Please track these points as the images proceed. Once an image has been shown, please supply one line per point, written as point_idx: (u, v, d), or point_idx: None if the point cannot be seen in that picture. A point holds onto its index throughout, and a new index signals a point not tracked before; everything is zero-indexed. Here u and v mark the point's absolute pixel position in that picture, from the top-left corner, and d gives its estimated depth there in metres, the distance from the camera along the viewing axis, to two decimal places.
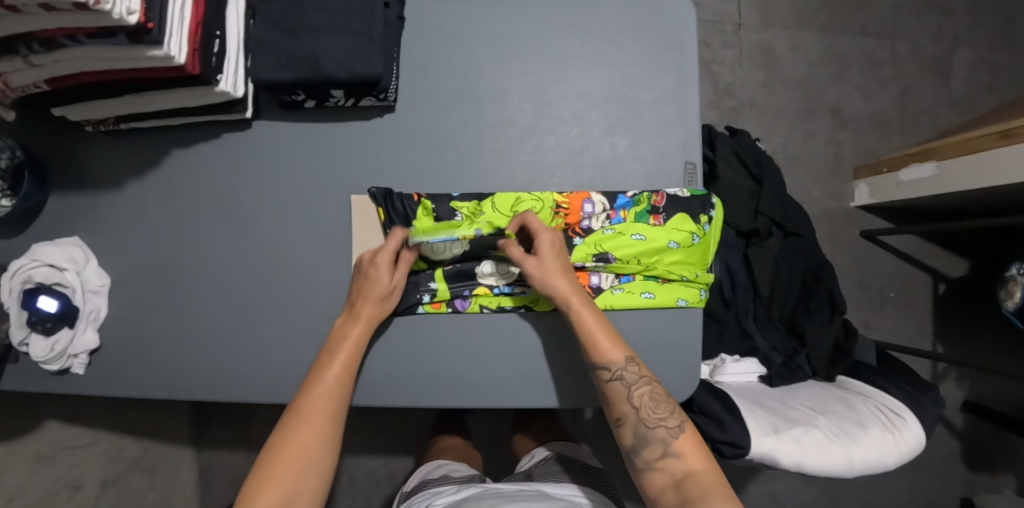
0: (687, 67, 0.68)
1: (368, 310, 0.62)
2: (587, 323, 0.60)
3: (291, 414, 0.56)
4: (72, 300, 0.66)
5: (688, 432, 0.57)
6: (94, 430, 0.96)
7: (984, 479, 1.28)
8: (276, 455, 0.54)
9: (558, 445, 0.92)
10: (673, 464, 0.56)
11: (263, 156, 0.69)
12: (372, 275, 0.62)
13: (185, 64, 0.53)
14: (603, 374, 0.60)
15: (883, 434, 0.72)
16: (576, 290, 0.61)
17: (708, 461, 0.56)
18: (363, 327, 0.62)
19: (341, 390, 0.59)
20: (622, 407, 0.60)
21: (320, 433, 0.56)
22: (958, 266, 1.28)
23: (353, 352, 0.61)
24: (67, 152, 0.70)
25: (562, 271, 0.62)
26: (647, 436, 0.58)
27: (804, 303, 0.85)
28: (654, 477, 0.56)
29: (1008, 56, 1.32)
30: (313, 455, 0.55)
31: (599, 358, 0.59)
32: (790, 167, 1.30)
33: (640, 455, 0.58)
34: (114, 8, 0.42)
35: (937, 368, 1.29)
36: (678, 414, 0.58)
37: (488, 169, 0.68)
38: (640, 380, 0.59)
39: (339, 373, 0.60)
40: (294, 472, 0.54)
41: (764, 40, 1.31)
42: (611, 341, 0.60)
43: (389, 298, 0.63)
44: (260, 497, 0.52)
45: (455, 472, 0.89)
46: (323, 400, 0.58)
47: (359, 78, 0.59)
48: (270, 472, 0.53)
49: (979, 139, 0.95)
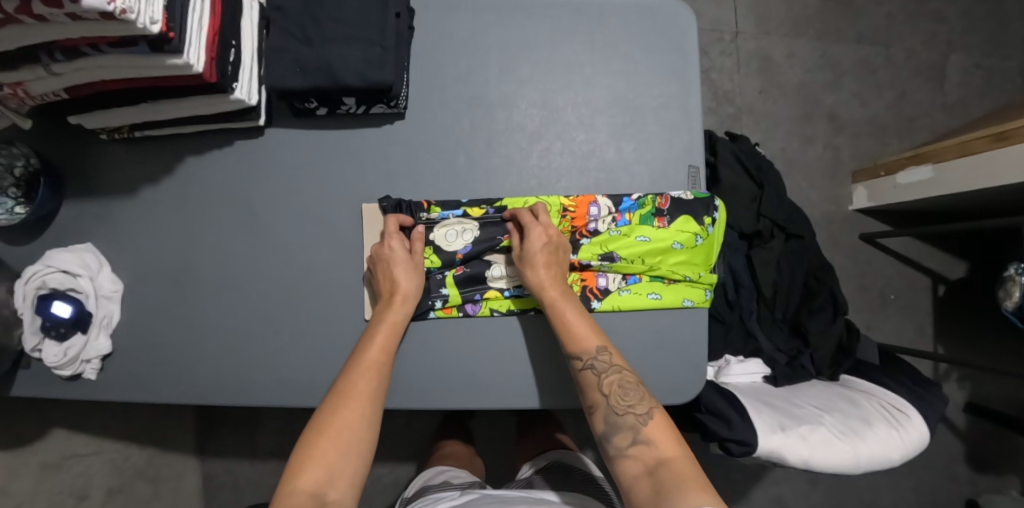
0: (690, 74, 0.70)
1: (399, 292, 0.63)
2: (563, 311, 0.62)
3: (335, 395, 0.57)
4: (86, 305, 0.66)
5: (659, 420, 0.57)
6: (100, 438, 0.96)
7: (987, 480, 1.29)
8: (320, 433, 0.54)
9: (557, 453, 0.92)
10: (645, 452, 0.55)
11: (276, 163, 0.70)
12: (391, 256, 0.64)
13: (203, 72, 0.54)
14: (575, 364, 0.61)
15: (888, 431, 0.73)
16: (552, 283, 0.63)
17: (678, 448, 0.54)
18: (401, 312, 0.63)
19: (379, 373, 0.60)
20: (593, 395, 0.60)
21: (363, 414, 0.56)
22: (957, 267, 1.30)
23: (388, 338, 0.62)
24: (82, 160, 0.71)
25: (544, 264, 0.63)
26: (617, 423, 0.57)
27: (806, 304, 0.86)
28: (626, 466, 0.55)
29: (1000, 61, 1.35)
30: (356, 435, 0.55)
31: (571, 346, 0.61)
32: (789, 172, 1.32)
33: (612, 443, 0.57)
34: (138, 18, 0.44)
35: (938, 369, 1.30)
36: (646, 401, 0.58)
37: (497, 174, 0.69)
38: (611, 367, 0.60)
39: (378, 355, 0.61)
40: (336, 450, 0.53)
41: (762, 48, 1.33)
42: (586, 330, 0.61)
43: (416, 275, 0.65)
44: (304, 474, 0.51)
45: (455, 478, 0.89)
46: (361, 381, 0.58)
47: (372, 85, 0.60)
48: (315, 450, 0.53)
49: (975, 142, 0.97)
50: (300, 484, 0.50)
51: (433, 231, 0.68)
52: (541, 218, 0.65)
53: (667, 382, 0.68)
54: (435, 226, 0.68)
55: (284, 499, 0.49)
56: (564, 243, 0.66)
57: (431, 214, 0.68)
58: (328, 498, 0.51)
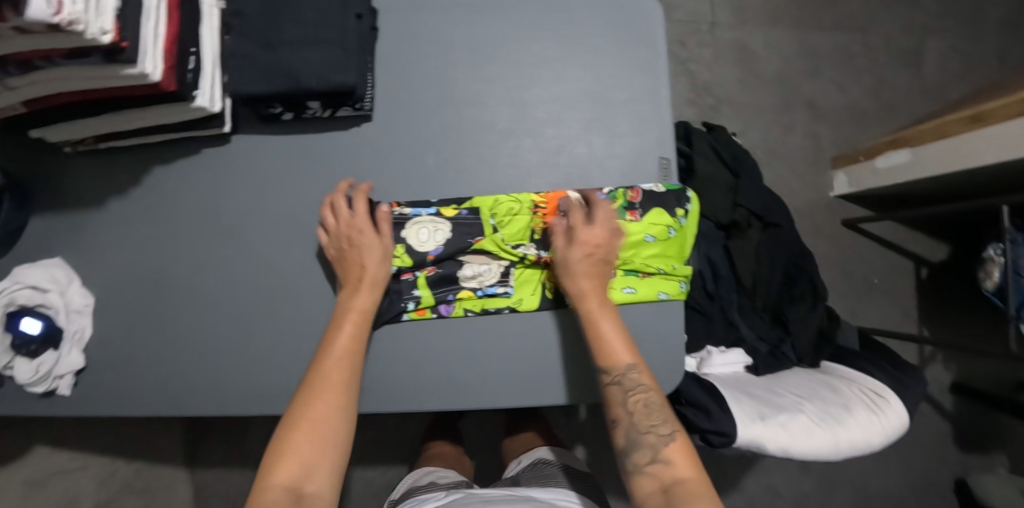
0: (658, 66, 0.70)
1: (366, 278, 0.62)
2: (599, 324, 0.61)
3: (305, 389, 0.57)
4: (57, 321, 0.66)
5: (679, 442, 0.58)
6: (86, 453, 0.96)
7: (976, 459, 1.30)
8: (292, 428, 0.55)
9: (543, 451, 0.93)
10: (662, 471, 0.57)
11: (244, 170, 0.69)
12: (359, 242, 0.63)
13: (161, 81, 0.53)
14: (603, 379, 0.61)
15: (868, 417, 0.73)
16: (591, 293, 0.62)
17: (695, 471, 0.56)
18: (367, 298, 0.62)
19: (351, 363, 0.59)
20: (616, 410, 0.60)
21: (335, 405, 0.57)
22: (939, 250, 1.31)
23: (357, 326, 0.61)
24: (48, 174, 0.70)
25: (584, 274, 0.62)
26: (638, 440, 0.59)
27: (787, 292, 0.87)
28: (641, 481, 0.57)
29: (975, 43, 1.35)
30: (330, 428, 0.56)
31: (600, 361, 0.60)
32: (770, 161, 1.32)
33: (631, 457, 0.59)
34: (86, 28, 0.43)
35: (924, 351, 1.31)
36: (670, 422, 0.59)
37: (467, 173, 0.69)
38: (639, 387, 0.60)
39: (349, 345, 0.60)
40: (310, 444, 0.54)
41: (739, 38, 1.33)
42: (620, 345, 0.60)
43: (382, 258, 0.63)
44: (280, 469, 0.53)
45: (441, 479, 0.89)
46: (333, 373, 0.58)
47: (335, 88, 0.60)
48: (288, 446, 0.54)
49: (951, 124, 0.98)
50: (277, 480, 0.52)
51: (405, 227, 0.67)
52: (592, 226, 0.64)
53: None
54: (407, 222, 0.67)
55: (260, 495, 0.52)
56: (611, 241, 0.65)
57: (403, 211, 0.67)
58: (306, 491, 0.53)
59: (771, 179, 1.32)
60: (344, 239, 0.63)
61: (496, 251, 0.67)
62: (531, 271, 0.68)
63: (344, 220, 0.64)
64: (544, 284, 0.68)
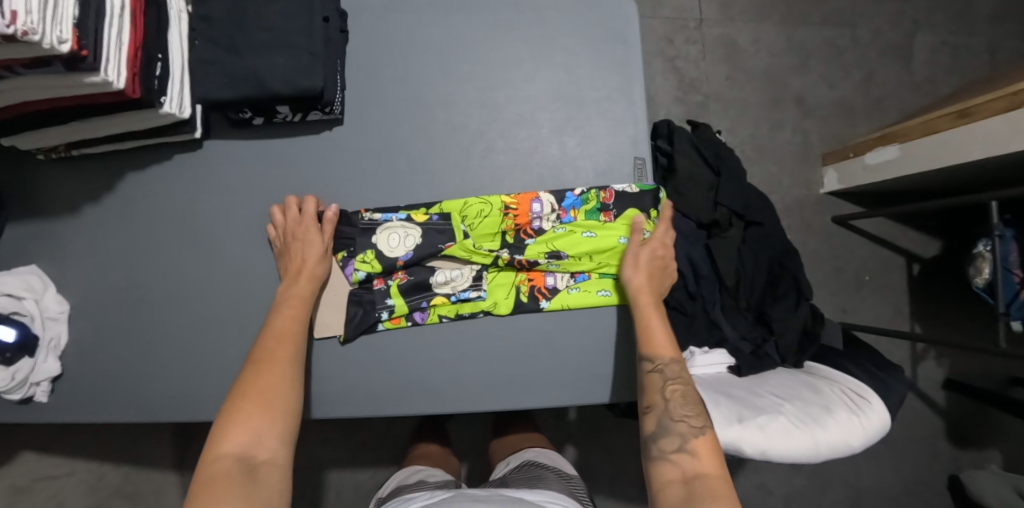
0: (631, 65, 0.69)
1: (306, 270, 0.63)
2: (653, 318, 0.62)
3: (252, 363, 0.56)
4: (31, 328, 0.66)
5: (711, 438, 0.55)
6: (72, 458, 1.00)
7: (970, 455, 1.29)
8: (241, 398, 0.52)
9: (532, 452, 0.92)
10: (687, 462, 0.53)
11: (217, 175, 0.69)
12: (303, 236, 0.64)
13: (125, 89, 0.53)
14: (644, 364, 0.60)
15: (849, 418, 0.72)
16: (648, 290, 0.63)
17: (721, 469, 0.52)
18: (305, 287, 0.62)
19: (295, 340, 0.59)
20: (653, 396, 0.59)
21: (282, 375, 0.55)
22: (930, 246, 1.30)
23: (298, 309, 0.61)
24: (25, 181, 0.70)
25: (648, 272, 0.64)
26: (668, 427, 0.56)
27: (770, 291, 0.87)
28: (664, 469, 0.53)
29: (966, 37, 1.34)
30: (279, 397, 0.54)
31: (644, 346, 0.60)
32: (758, 157, 1.31)
33: (657, 443, 0.55)
34: (44, 39, 0.42)
35: (916, 348, 1.30)
36: (706, 417, 0.56)
37: (439, 176, 0.68)
38: (680, 377, 0.59)
39: (291, 324, 0.60)
40: (261, 412, 0.52)
41: (726, 34, 1.32)
42: (668, 340, 0.61)
43: (323, 253, 0.64)
44: (229, 438, 0.50)
45: (431, 477, 0.89)
46: (279, 349, 0.57)
47: (302, 93, 0.60)
48: (238, 412, 0.51)
49: (940, 120, 0.96)
50: (225, 448, 0.49)
51: (377, 232, 0.67)
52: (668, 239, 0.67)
53: (620, 377, 0.68)
54: (378, 227, 0.67)
55: (207, 466, 0.48)
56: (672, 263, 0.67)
57: (374, 217, 0.67)
58: (257, 459, 0.50)
59: (760, 176, 1.31)
60: (288, 233, 0.64)
61: (467, 256, 0.67)
62: (504, 275, 0.68)
63: (289, 216, 0.65)
64: (518, 287, 0.68)
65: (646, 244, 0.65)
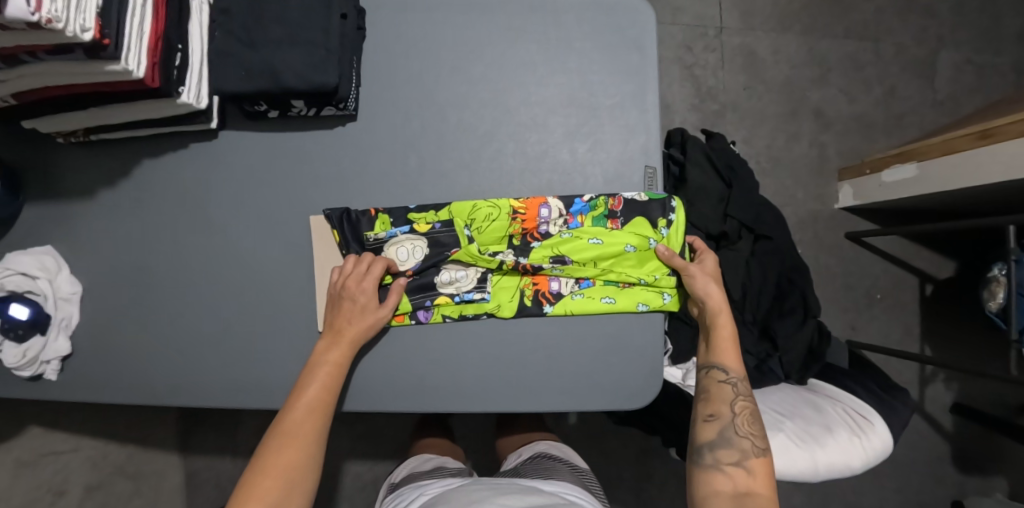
0: (646, 73, 0.69)
1: (349, 335, 0.63)
2: (728, 339, 0.66)
3: (278, 435, 0.58)
4: (44, 308, 0.67)
5: (768, 459, 0.61)
6: (78, 436, 0.99)
7: (975, 481, 1.27)
8: (262, 473, 0.56)
9: (544, 444, 0.92)
10: (741, 477, 0.59)
11: (231, 164, 0.70)
12: (358, 303, 0.64)
13: (144, 77, 0.54)
14: (717, 373, 0.66)
15: (849, 438, 0.73)
16: (727, 306, 0.67)
17: (771, 488, 0.59)
18: (343, 352, 0.62)
19: (325, 412, 0.60)
20: (719, 406, 0.64)
21: (303, 451, 0.58)
22: (945, 267, 1.28)
23: (332, 378, 0.62)
24: (43, 162, 0.72)
25: (720, 287, 0.67)
26: (730, 439, 0.61)
27: (777, 307, 0.85)
28: (718, 477, 0.60)
29: (992, 56, 1.31)
30: (298, 478, 0.57)
31: (721, 357, 0.66)
32: (773, 169, 1.30)
33: (714, 453, 0.61)
34: (67, 26, 0.43)
35: (925, 370, 1.28)
36: (766, 438, 0.62)
37: (449, 177, 0.69)
38: (747, 396, 0.65)
39: (321, 396, 0.61)
40: (280, 490, 0.56)
41: (746, 43, 1.31)
42: (735, 354, 0.66)
43: (373, 324, 0.64)
44: None
45: (446, 464, 0.91)
46: (306, 422, 0.59)
47: (318, 88, 0.60)
48: (257, 489, 0.55)
49: (961, 139, 0.95)
50: None
51: (382, 250, 0.68)
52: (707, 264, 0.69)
53: (621, 385, 0.68)
54: (385, 245, 0.68)
55: None
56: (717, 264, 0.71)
57: (378, 235, 0.67)
58: None
59: (773, 189, 1.30)
60: (341, 291, 0.64)
61: (471, 260, 0.67)
62: (509, 278, 0.68)
63: (343, 276, 0.65)
64: (522, 291, 0.68)
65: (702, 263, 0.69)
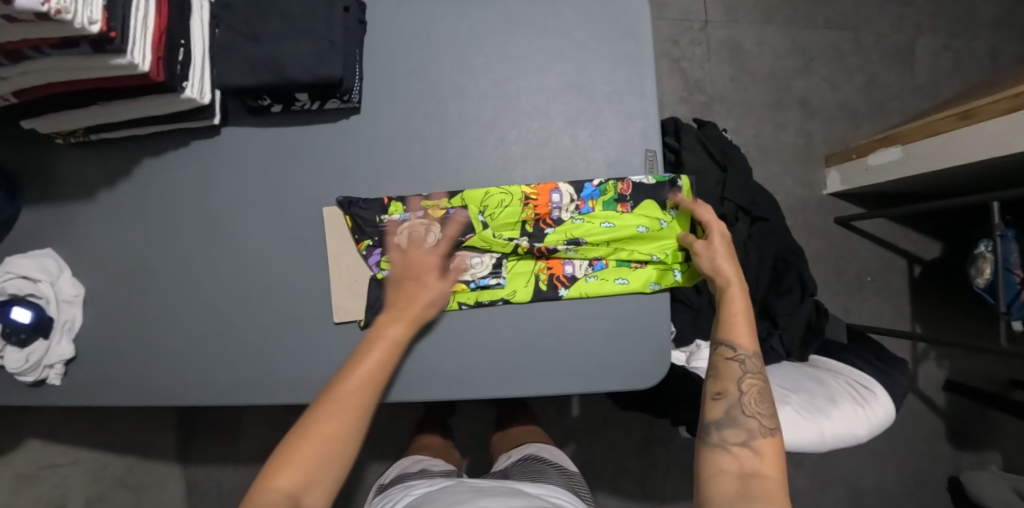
0: (642, 59, 0.70)
1: (412, 310, 0.62)
2: (733, 313, 0.66)
3: (325, 400, 0.53)
4: (46, 310, 0.66)
5: (776, 439, 0.61)
6: (78, 448, 0.97)
7: (970, 457, 1.30)
8: (304, 438, 0.51)
9: (534, 447, 0.92)
10: (748, 456, 0.59)
11: (234, 161, 0.70)
12: (420, 278, 0.64)
13: (149, 72, 0.54)
14: (725, 351, 0.65)
15: (852, 408, 0.75)
16: (739, 280, 0.67)
17: (779, 472, 0.58)
18: (403, 329, 0.60)
19: (374, 387, 0.56)
20: (727, 385, 0.64)
21: (350, 423, 0.53)
22: (931, 248, 1.32)
23: (388, 355, 0.58)
24: (39, 164, 0.71)
25: (730, 260, 0.67)
26: (737, 419, 0.61)
27: (775, 288, 0.88)
28: (723, 456, 0.59)
29: (967, 43, 1.36)
30: (340, 444, 0.52)
31: (732, 334, 0.65)
32: (762, 158, 1.32)
33: (720, 432, 0.61)
34: (75, 18, 0.43)
35: (916, 349, 1.31)
36: (774, 419, 0.62)
37: (454, 166, 0.69)
38: (756, 374, 0.64)
39: (375, 368, 0.57)
40: (321, 457, 0.50)
41: (731, 36, 1.34)
42: (746, 330, 0.66)
43: (434, 303, 0.64)
44: (283, 473, 0.49)
45: (432, 466, 0.90)
46: (356, 394, 0.54)
47: (322, 80, 0.61)
48: (296, 453, 0.50)
49: (944, 120, 0.98)
50: (277, 484, 0.48)
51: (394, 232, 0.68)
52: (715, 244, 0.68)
53: (632, 366, 0.69)
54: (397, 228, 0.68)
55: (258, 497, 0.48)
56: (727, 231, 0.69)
57: (393, 215, 0.68)
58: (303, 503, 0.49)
59: (764, 177, 1.32)
60: (406, 269, 0.65)
61: (486, 246, 0.68)
62: (523, 263, 0.69)
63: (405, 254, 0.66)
64: (537, 276, 0.69)
65: (714, 242, 0.68)
